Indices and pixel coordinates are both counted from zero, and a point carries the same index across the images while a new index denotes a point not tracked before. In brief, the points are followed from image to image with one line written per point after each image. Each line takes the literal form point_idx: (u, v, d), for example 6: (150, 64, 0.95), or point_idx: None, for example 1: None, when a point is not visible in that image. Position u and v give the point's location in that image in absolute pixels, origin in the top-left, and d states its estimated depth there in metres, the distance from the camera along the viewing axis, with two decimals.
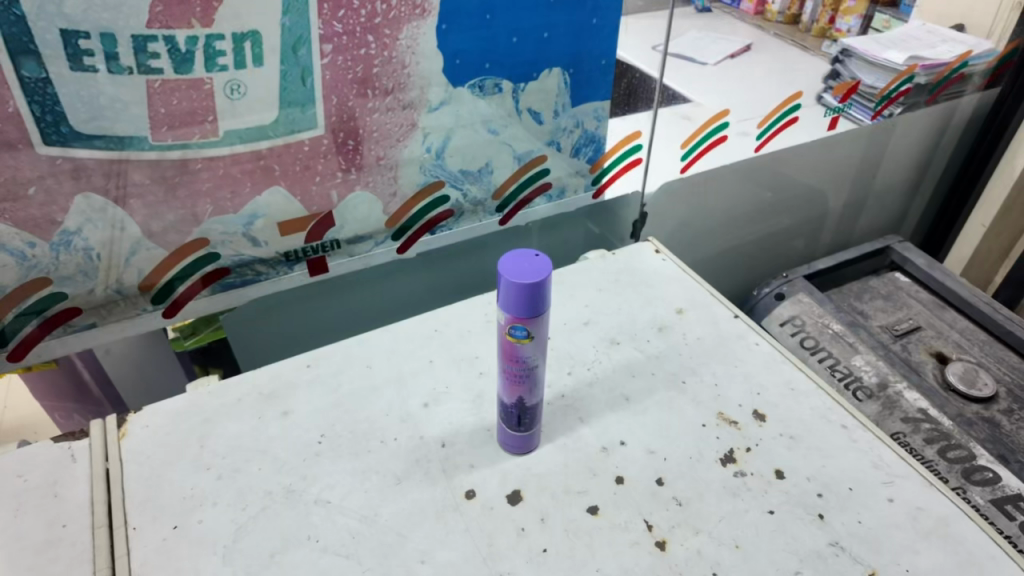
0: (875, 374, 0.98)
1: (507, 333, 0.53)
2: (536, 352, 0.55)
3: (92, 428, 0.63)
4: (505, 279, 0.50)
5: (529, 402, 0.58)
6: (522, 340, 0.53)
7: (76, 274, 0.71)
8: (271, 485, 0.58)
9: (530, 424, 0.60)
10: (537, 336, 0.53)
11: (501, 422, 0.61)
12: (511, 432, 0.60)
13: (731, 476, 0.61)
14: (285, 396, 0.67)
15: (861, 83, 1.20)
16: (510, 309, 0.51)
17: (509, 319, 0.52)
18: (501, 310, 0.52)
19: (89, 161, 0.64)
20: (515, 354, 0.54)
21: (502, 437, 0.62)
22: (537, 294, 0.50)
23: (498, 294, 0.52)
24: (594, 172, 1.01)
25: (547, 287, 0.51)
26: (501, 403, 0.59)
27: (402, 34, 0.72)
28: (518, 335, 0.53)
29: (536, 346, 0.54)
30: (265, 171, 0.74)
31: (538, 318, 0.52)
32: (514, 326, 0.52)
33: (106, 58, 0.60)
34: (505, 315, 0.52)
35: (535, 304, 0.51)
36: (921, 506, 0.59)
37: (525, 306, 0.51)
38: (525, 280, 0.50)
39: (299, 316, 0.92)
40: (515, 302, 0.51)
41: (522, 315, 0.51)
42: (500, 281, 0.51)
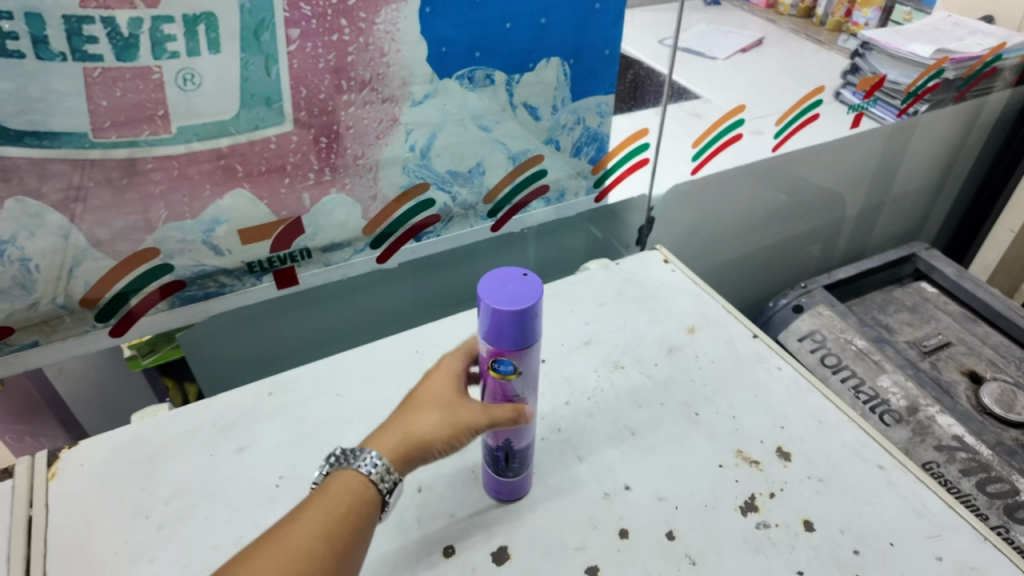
0: (903, 397, 0.89)
1: (490, 367, 0.45)
2: (525, 387, 0.47)
3: (18, 467, 0.54)
4: (485, 304, 0.42)
5: (518, 445, 0.50)
6: (509, 375, 0.45)
7: (12, 288, 0.63)
8: (218, 539, 0.50)
9: (520, 468, 0.52)
10: (525, 370, 0.46)
11: (485, 464, 0.53)
12: (496, 476, 0.52)
13: (753, 528, 0.52)
14: (243, 429, 0.59)
15: (886, 79, 1.10)
16: (494, 340, 0.43)
17: (493, 352, 0.44)
18: (483, 340, 0.44)
19: (19, 161, 0.56)
20: (501, 390, 0.47)
21: (488, 481, 0.53)
22: (524, 323, 0.42)
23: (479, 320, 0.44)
24: (596, 174, 0.93)
25: (536, 314, 0.43)
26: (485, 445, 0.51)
27: (379, 18, 0.64)
28: (504, 369, 0.45)
29: (526, 381, 0.46)
30: (227, 171, 0.66)
31: (528, 348, 0.44)
32: (499, 360, 0.44)
33: (34, 42, 0.52)
34: (488, 346, 0.44)
35: (523, 334, 0.43)
36: (976, 565, 0.50)
37: (511, 337, 0.43)
38: (511, 308, 0.41)
39: (275, 329, 0.85)
40: (500, 331, 0.43)
41: (509, 346, 0.43)
42: (481, 307, 0.43)
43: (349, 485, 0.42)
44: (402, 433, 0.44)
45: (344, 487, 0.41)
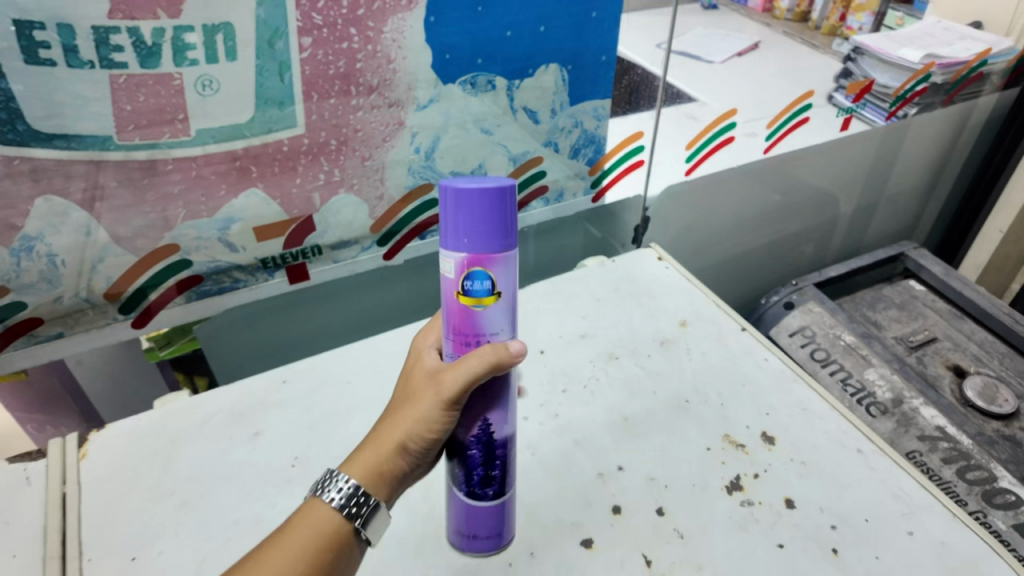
0: (889, 389, 0.92)
1: (460, 290, 0.41)
2: (502, 317, 0.42)
3: (50, 449, 0.58)
4: (448, 191, 0.39)
5: (499, 433, 0.45)
6: (483, 295, 0.41)
7: (38, 282, 0.67)
8: (237, 515, 0.54)
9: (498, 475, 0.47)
10: (500, 288, 0.41)
11: (458, 473, 0.47)
12: (478, 481, 0.47)
13: (738, 506, 0.56)
14: (257, 415, 0.63)
15: (875, 82, 1.13)
16: (463, 242, 0.39)
17: (461, 260, 0.40)
18: (449, 252, 0.40)
19: (48, 162, 0.60)
20: (476, 320, 0.41)
21: (455, 504, 0.49)
22: (494, 211, 0.39)
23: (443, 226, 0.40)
24: (593, 175, 0.96)
25: (506, 204, 0.39)
26: (457, 442, 0.45)
27: (386, 27, 0.67)
28: (478, 285, 0.40)
29: (505, 307, 0.42)
30: (241, 172, 0.70)
31: (504, 253, 0.40)
32: (470, 272, 0.40)
33: (65, 51, 0.55)
34: (458, 255, 0.40)
35: (493, 230, 0.39)
36: (945, 541, 0.53)
37: (483, 232, 0.39)
38: (477, 190, 0.38)
39: (285, 323, 0.88)
40: (470, 225, 0.39)
41: (482, 245, 0.39)
42: (445, 201, 0.39)
43: (313, 519, 0.39)
44: (369, 452, 0.42)
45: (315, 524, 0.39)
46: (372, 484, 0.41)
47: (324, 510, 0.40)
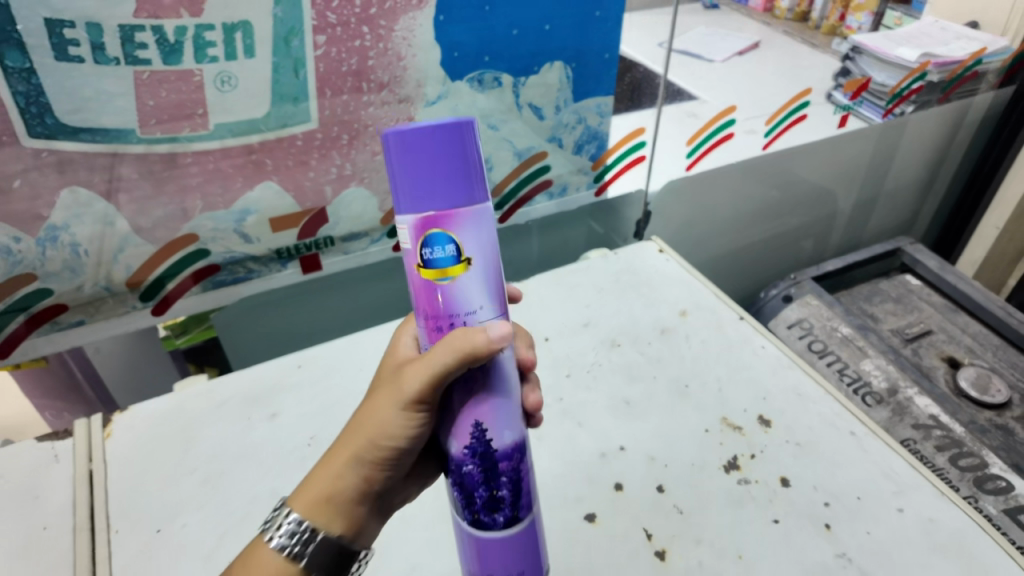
0: (884, 379, 0.95)
1: (421, 261, 0.37)
2: (478, 291, 0.37)
3: (76, 429, 0.61)
4: (387, 138, 0.35)
5: (497, 443, 0.39)
6: (449, 262, 0.36)
7: (62, 271, 0.70)
8: (257, 491, 0.56)
9: (506, 494, 0.39)
10: (468, 253, 0.37)
11: (458, 501, 0.40)
12: (480, 509, 0.39)
13: (735, 484, 0.58)
14: (273, 398, 0.65)
15: (872, 80, 1.16)
16: (414, 199, 0.35)
17: (416, 221, 0.36)
18: (403, 215, 0.36)
19: (75, 155, 0.63)
20: (447, 297, 0.37)
21: (464, 543, 0.41)
22: (441, 155, 0.35)
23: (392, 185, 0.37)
24: (596, 170, 0.99)
25: (457, 147, 0.35)
26: (450, 459, 0.39)
27: (397, 26, 0.70)
28: (439, 251, 0.36)
29: (477, 278, 0.37)
30: (257, 165, 0.72)
31: (468, 205, 0.36)
32: (427, 235, 0.36)
33: (92, 48, 0.58)
34: (412, 216, 0.36)
35: (445, 179, 0.35)
36: (932, 517, 0.56)
37: (434, 179, 0.35)
38: (418, 132, 0.35)
39: (295, 313, 0.91)
40: (422, 175, 0.35)
41: (440, 199, 0.36)
42: (388, 153, 0.35)
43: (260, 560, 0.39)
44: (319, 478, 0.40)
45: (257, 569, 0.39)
46: (321, 512, 0.39)
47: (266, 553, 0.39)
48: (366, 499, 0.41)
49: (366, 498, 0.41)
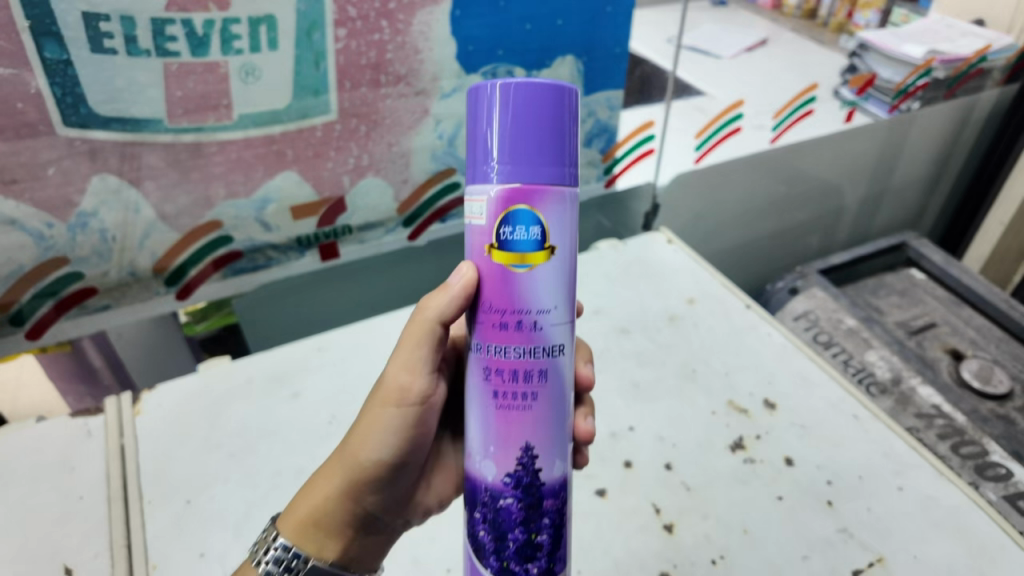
0: (888, 369, 0.97)
1: (499, 242, 0.38)
2: (552, 289, 0.39)
3: (107, 406, 0.64)
4: (495, 97, 0.37)
5: (544, 474, 0.40)
6: (531, 244, 0.38)
7: (90, 256, 0.72)
8: (281, 466, 0.59)
9: (545, 539, 0.41)
10: (552, 239, 0.38)
11: (492, 538, 0.41)
12: (516, 545, 0.40)
13: (741, 463, 0.61)
14: (295, 378, 0.68)
15: (878, 76, 1.19)
16: (508, 168, 0.37)
17: (505, 191, 0.37)
18: (491, 183, 0.38)
19: (106, 143, 0.65)
20: (523, 289, 0.38)
21: None
22: (540, 124, 0.37)
23: (476, 154, 0.38)
24: (606, 162, 1.01)
25: (556, 119, 0.37)
26: (494, 488, 0.40)
27: (415, 20, 0.72)
28: (521, 229, 0.38)
29: (553, 269, 0.39)
30: (278, 156, 0.74)
31: (554, 180, 0.38)
32: (514, 209, 0.37)
33: (125, 40, 0.60)
34: (501, 187, 0.37)
35: (541, 150, 0.37)
36: (932, 495, 0.58)
37: (530, 148, 0.37)
38: (525, 96, 0.37)
39: (311, 301, 0.93)
40: (511, 143, 0.37)
41: (526, 170, 0.37)
42: (491, 115, 0.38)
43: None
44: (308, 505, 0.46)
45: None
46: (307, 533, 0.45)
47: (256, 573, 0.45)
48: (354, 524, 0.47)
49: (355, 523, 0.46)
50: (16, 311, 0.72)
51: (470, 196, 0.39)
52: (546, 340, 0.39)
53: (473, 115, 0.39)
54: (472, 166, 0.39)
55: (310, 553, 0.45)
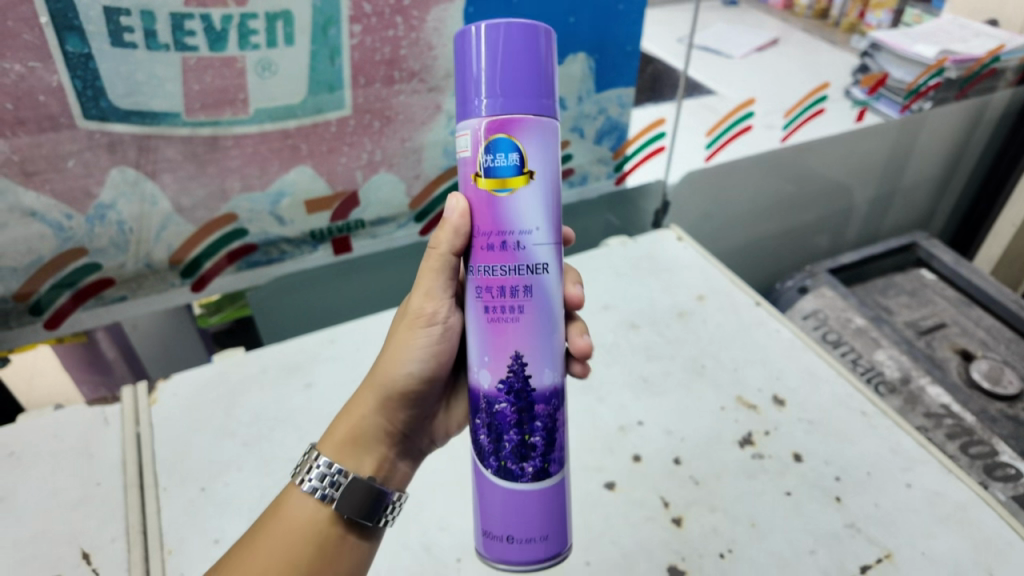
0: (897, 368, 0.96)
1: (482, 170, 0.40)
2: (533, 211, 0.40)
3: (123, 395, 0.65)
4: (468, 35, 0.39)
5: (534, 381, 0.42)
6: (512, 172, 0.40)
7: (108, 247, 0.73)
8: (294, 454, 0.60)
9: (538, 441, 0.43)
10: (532, 167, 0.40)
11: (490, 441, 0.44)
12: (510, 447, 0.43)
13: (748, 458, 0.61)
14: (309, 369, 0.69)
15: (889, 76, 1.17)
16: (485, 100, 0.39)
17: (486, 123, 0.39)
18: (471, 116, 0.40)
19: (125, 136, 0.66)
20: (505, 211, 0.40)
21: (488, 490, 0.44)
22: (514, 57, 0.38)
23: (463, 90, 0.40)
24: (616, 159, 1.02)
25: (529, 52, 0.39)
26: (486, 395, 0.43)
27: (429, 17, 0.73)
28: (501, 157, 0.39)
29: (533, 194, 0.40)
30: (293, 150, 0.75)
31: (532, 111, 0.39)
32: (494, 140, 0.39)
33: (145, 35, 0.61)
34: (481, 119, 0.39)
35: (515, 83, 0.39)
36: (939, 491, 0.58)
37: (505, 80, 0.39)
38: (498, 31, 0.38)
39: (323, 294, 0.94)
40: (488, 76, 0.39)
41: (504, 102, 0.39)
42: (467, 52, 0.39)
43: (293, 503, 0.45)
44: (346, 426, 0.48)
45: (295, 508, 0.44)
46: (348, 452, 0.47)
47: (298, 496, 0.45)
48: (387, 440, 0.49)
49: (387, 439, 0.49)
50: (34, 300, 0.74)
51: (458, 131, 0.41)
52: (529, 257, 0.41)
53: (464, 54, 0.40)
54: (460, 101, 0.41)
55: (354, 469, 0.46)
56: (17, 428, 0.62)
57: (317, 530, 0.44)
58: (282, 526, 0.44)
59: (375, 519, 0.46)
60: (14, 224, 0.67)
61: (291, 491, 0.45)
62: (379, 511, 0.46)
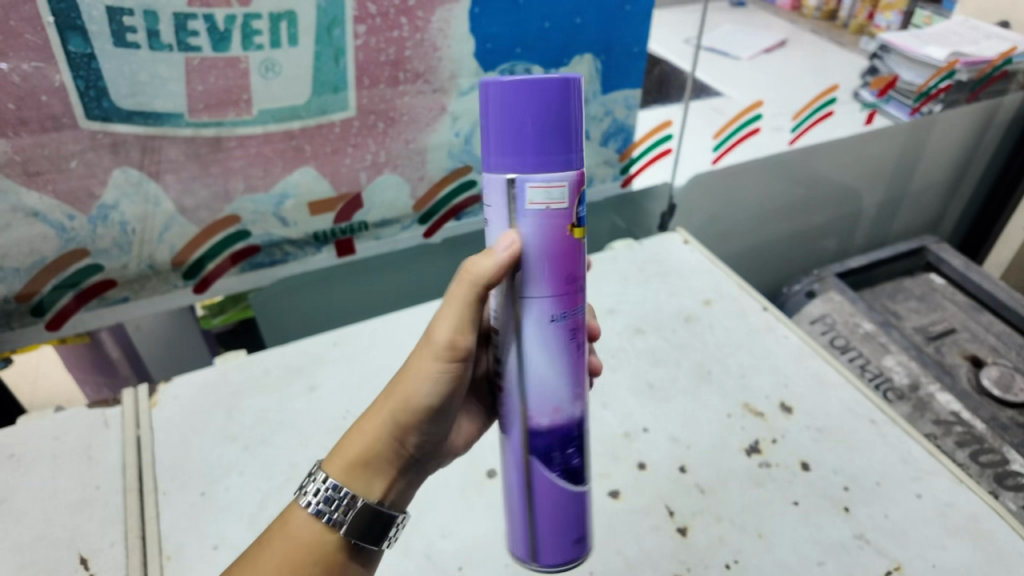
0: (906, 374, 0.95)
1: (578, 221, 0.39)
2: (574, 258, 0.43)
3: (124, 397, 0.65)
4: (550, 82, 0.36)
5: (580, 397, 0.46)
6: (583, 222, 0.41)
7: (111, 248, 0.73)
8: (295, 459, 0.60)
9: None
10: None
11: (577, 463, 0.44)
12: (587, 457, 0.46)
13: (755, 466, 0.60)
14: (312, 372, 0.69)
15: (899, 79, 1.16)
16: (576, 153, 0.37)
17: (579, 176, 0.38)
18: (564, 169, 0.37)
19: (128, 137, 0.66)
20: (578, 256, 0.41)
21: (579, 506, 0.44)
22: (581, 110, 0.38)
23: (526, 142, 0.36)
24: (622, 162, 1.01)
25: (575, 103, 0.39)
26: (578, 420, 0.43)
27: (434, 17, 0.72)
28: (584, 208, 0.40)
29: None
30: (296, 151, 0.75)
31: None
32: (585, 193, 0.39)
33: (148, 35, 0.60)
34: (573, 171, 0.37)
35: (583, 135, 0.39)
36: (950, 502, 0.57)
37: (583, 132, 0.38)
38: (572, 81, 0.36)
39: (325, 296, 0.94)
40: (577, 127, 0.37)
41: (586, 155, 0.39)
42: (547, 101, 0.36)
43: (297, 520, 0.42)
44: (355, 446, 0.43)
45: (300, 528, 0.42)
46: (353, 476, 0.42)
47: (303, 516, 0.42)
48: (400, 465, 0.44)
49: (400, 464, 0.44)
50: (36, 301, 0.73)
51: (527, 187, 0.37)
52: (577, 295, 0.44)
53: (502, 106, 0.36)
54: (516, 155, 0.37)
55: (361, 494, 0.42)
56: (18, 429, 0.62)
57: (321, 552, 0.42)
58: (286, 545, 0.42)
59: (379, 542, 0.44)
60: (16, 225, 0.66)
61: (296, 507, 0.42)
62: (384, 535, 0.44)
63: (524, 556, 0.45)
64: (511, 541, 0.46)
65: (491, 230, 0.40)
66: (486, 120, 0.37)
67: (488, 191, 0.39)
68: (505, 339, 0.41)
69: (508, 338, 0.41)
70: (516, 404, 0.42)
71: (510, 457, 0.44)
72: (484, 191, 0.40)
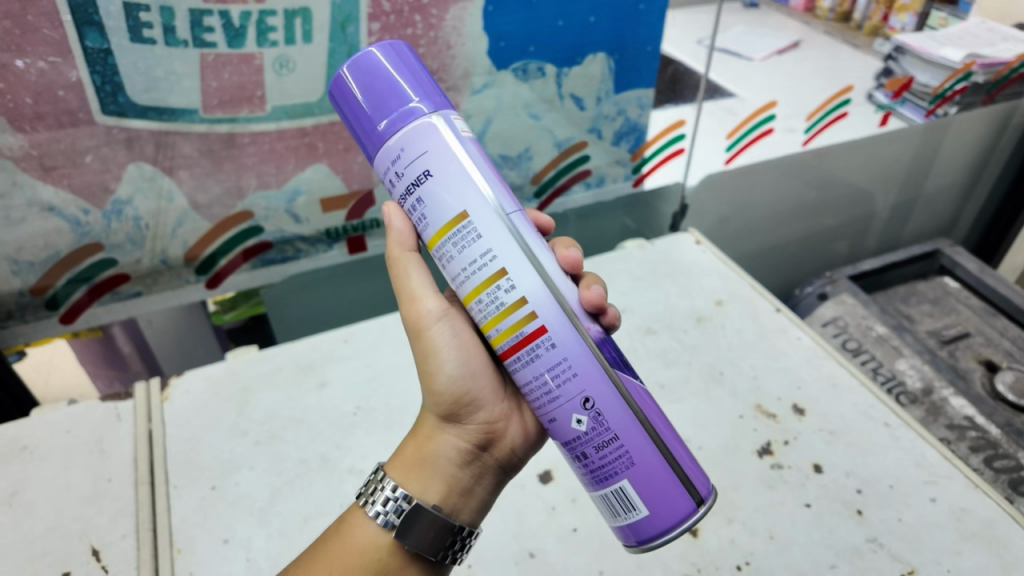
0: (919, 378, 0.94)
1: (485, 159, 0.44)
2: None
3: (136, 391, 0.65)
4: (391, 44, 0.42)
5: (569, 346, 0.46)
6: None
7: (124, 243, 0.73)
8: (306, 454, 0.60)
9: None
10: None
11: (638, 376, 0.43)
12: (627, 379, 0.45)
13: (768, 467, 0.60)
14: (322, 368, 0.69)
15: (915, 80, 1.14)
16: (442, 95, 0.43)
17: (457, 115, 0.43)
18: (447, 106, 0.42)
19: (143, 132, 0.66)
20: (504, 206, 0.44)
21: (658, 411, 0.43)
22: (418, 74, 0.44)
23: (401, 89, 0.41)
24: (634, 161, 1.01)
25: None
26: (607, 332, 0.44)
27: (448, 14, 0.72)
28: None
29: None
30: (309, 148, 0.75)
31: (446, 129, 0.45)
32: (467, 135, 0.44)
33: (164, 30, 0.61)
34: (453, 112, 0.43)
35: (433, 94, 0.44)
36: (965, 507, 0.56)
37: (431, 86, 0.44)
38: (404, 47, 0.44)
39: (337, 292, 0.94)
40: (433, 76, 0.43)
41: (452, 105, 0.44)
42: (404, 59, 0.42)
43: (357, 521, 0.43)
44: (415, 456, 0.45)
45: (359, 529, 0.43)
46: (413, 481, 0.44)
47: (365, 519, 0.43)
48: (459, 463, 0.45)
49: (459, 458, 0.45)
50: (50, 295, 0.74)
51: (437, 116, 0.41)
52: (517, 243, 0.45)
53: (365, 85, 0.42)
54: (401, 102, 0.41)
55: (416, 495, 0.43)
56: (31, 422, 0.62)
57: (377, 558, 0.42)
58: (345, 544, 0.43)
59: (440, 552, 0.43)
60: (31, 219, 0.67)
61: (357, 508, 0.44)
62: (445, 541, 0.43)
63: (685, 491, 0.41)
64: (659, 505, 0.41)
65: (435, 182, 0.40)
66: (365, 106, 0.42)
67: (416, 146, 0.40)
68: (521, 267, 0.40)
69: (524, 264, 0.40)
70: (564, 326, 0.40)
71: (597, 393, 0.40)
72: (411, 154, 0.41)
